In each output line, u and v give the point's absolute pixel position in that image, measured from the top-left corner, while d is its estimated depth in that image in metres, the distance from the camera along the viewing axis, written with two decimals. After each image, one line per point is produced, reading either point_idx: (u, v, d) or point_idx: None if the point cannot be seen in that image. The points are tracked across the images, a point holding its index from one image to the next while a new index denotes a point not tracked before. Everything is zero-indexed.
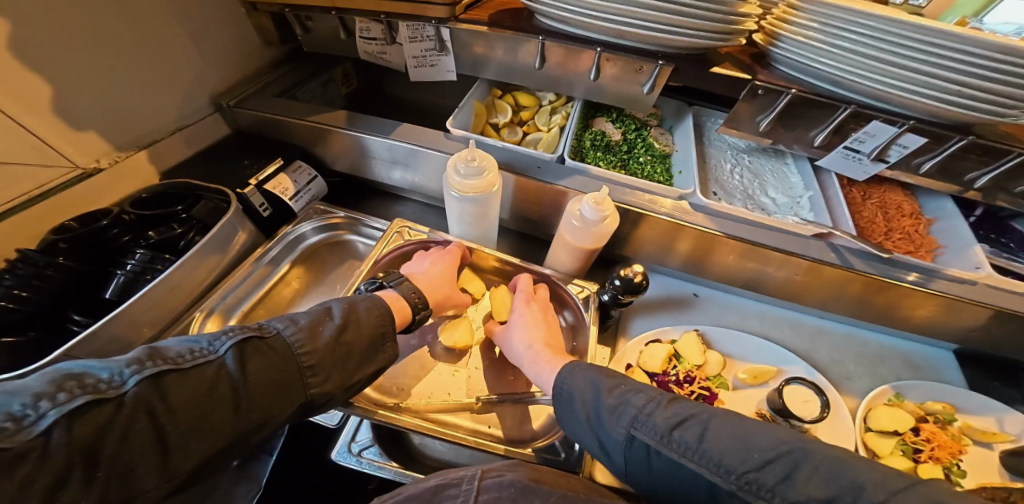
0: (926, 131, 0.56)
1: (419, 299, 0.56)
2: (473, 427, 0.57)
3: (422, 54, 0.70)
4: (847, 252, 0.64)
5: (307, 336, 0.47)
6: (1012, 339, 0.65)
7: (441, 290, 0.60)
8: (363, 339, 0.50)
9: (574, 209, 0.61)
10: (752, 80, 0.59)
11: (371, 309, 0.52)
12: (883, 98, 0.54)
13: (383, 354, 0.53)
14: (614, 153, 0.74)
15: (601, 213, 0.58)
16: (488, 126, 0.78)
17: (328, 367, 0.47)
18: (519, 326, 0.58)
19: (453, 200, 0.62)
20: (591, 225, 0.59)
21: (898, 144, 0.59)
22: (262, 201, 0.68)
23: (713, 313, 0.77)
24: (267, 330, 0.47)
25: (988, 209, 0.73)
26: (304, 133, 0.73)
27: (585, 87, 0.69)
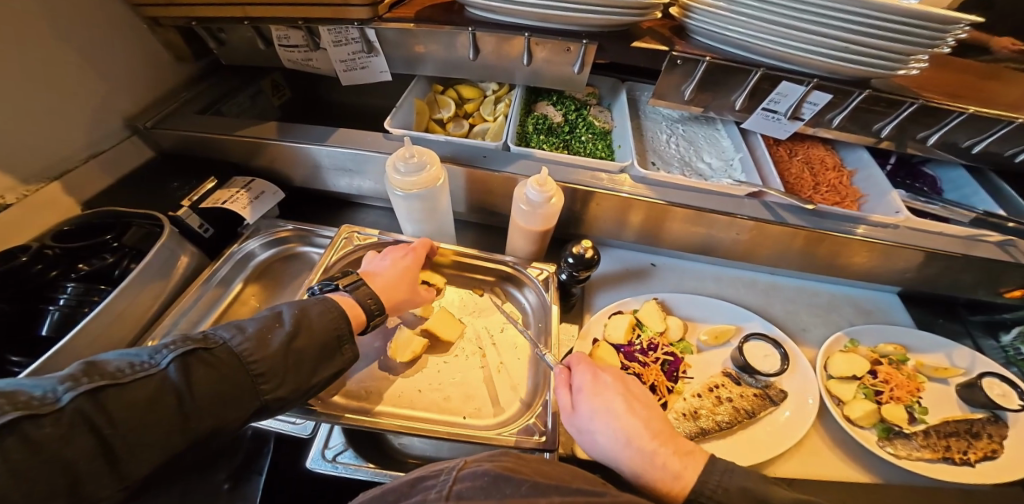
0: (829, 88, 0.61)
1: (374, 303, 0.54)
2: (443, 419, 0.57)
3: (350, 57, 0.69)
4: (778, 208, 0.68)
5: (255, 345, 0.45)
6: (942, 277, 0.71)
7: (398, 292, 0.58)
8: (315, 343, 0.48)
9: (521, 202, 0.62)
10: (670, 51, 0.62)
11: (324, 313, 0.50)
12: (787, 59, 0.58)
13: (342, 357, 0.51)
14: (557, 135, 0.76)
15: (545, 193, 0.59)
16: (431, 122, 0.78)
17: (243, 390, 0.43)
18: (614, 405, 0.48)
19: (397, 198, 0.61)
20: (538, 207, 0.61)
21: (808, 102, 0.64)
22: (202, 222, 0.65)
23: (671, 281, 0.80)
24: (213, 339, 0.44)
25: (902, 157, 0.80)
26: (236, 148, 0.71)
27: (518, 74, 0.71)
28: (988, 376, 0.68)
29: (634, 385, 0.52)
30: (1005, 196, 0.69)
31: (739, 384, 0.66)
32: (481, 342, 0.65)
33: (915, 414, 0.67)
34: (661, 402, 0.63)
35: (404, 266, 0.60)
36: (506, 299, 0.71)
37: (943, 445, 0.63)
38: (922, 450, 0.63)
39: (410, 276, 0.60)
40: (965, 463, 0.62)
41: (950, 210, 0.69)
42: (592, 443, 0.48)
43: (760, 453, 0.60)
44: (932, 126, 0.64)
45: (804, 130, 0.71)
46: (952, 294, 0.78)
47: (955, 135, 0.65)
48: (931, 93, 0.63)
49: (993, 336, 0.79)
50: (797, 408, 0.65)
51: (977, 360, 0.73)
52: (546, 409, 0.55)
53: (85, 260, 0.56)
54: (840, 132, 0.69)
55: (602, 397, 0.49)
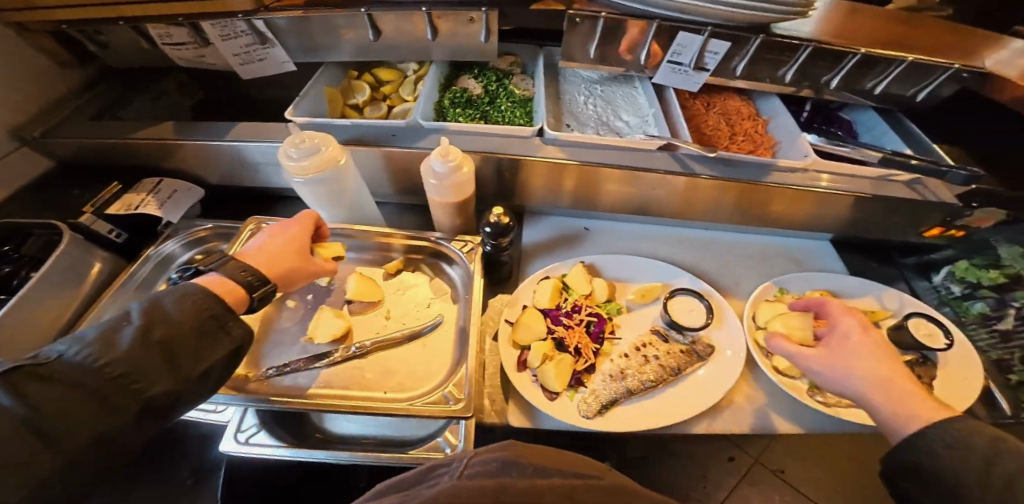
0: (726, 35, 0.60)
1: (251, 274, 0.47)
2: (360, 395, 0.53)
3: (244, 50, 0.68)
4: (688, 159, 0.67)
5: (99, 348, 0.35)
6: (860, 219, 0.71)
7: (284, 263, 0.52)
8: (188, 328, 0.39)
9: (428, 180, 0.61)
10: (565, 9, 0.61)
11: (182, 299, 0.40)
12: (685, 9, 0.56)
13: (229, 338, 0.42)
14: (476, 107, 0.74)
15: (450, 162, 0.58)
16: (346, 109, 0.77)
17: (111, 398, 0.34)
18: (848, 347, 0.51)
19: (299, 185, 0.61)
20: (446, 179, 0.60)
21: (709, 51, 0.63)
22: (111, 228, 0.66)
23: (603, 244, 0.80)
24: (45, 356, 0.35)
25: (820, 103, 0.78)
26: (140, 152, 0.71)
27: (427, 51, 0.70)
28: (915, 317, 0.68)
29: (877, 333, 0.52)
30: (914, 136, 0.68)
31: (667, 341, 0.66)
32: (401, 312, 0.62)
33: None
34: (588, 365, 0.63)
35: (290, 238, 0.54)
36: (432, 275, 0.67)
37: None
38: None
39: (299, 251, 0.54)
40: None
41: (860, 151, 0.65)
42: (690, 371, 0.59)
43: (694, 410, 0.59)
44: (832, 68, 0.62)
45: (717, 80, 0.70)
46: (883, 236, 0.77)
47: (862, 72, 0.62)
48: (834, 32, 0.62)
49: (925, 277, 0.79)
50: (724, 361, 0.64)
51: (907, 301, 0.73)
52: (462, 377, 0.52)
53: None
54: (748, 80, 0.67)
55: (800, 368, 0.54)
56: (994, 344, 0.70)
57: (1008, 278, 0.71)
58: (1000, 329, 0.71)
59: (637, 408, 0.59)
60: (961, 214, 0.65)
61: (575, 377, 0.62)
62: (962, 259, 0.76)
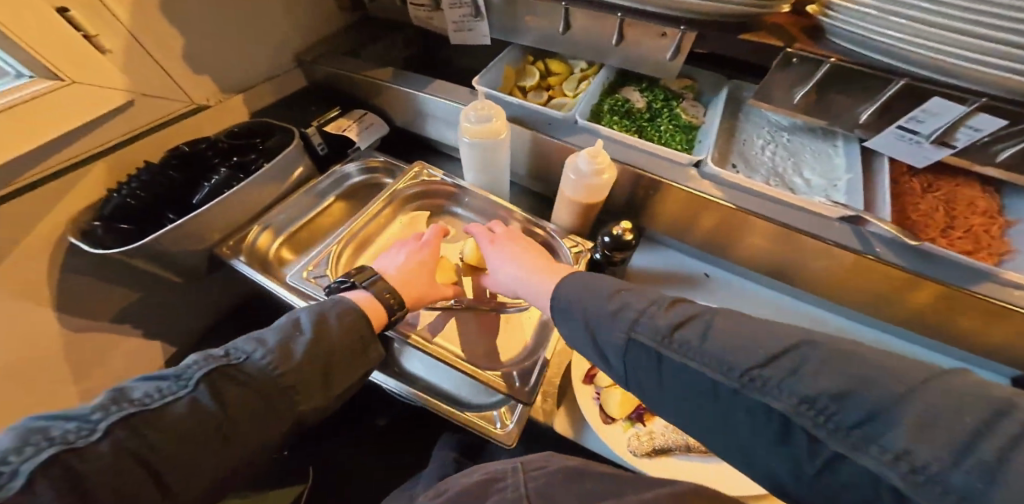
0: (1004, 112, 0.45)
1: (390, 298, 0.54)
2: (449, 348, 0.60)
3: (460, 20, 0.76)
4: (871, 239, 0.57)
5: (280, 357, 0.44)
6: None
7: (415, 289, 0.58)
8: (338, 348, 0.47)
9: (566, 176, 0.61)
10: (785, 47, 0.55)
11: (342, 319, 0.49)
12: (900, 56, 0.47)
13: (360, 362, 0.50)
14: (633, 119, 0.73)
15: (596, 165, 0.58)
16: (515, 89, 0.81)
17: (309, 385, 0.45)
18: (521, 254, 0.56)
19: (464, 147, 0.65)
20: (587, 179, 0.59)
21: (968, 126, 0.49)
22: (321, 142, 0.77)
23: (721, 295, 0.75)
24: (236, 356, 0.44)
25: None
26: (361, 88, 0.83)
27: (610, 53, 0.70)
28: None
29: (586, 285, 0.52)
30: None
31: None
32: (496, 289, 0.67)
33: None
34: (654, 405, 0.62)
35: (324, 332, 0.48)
36: None
37: None
38: None
39: (428, 273, 0.59)
40: None
41: None
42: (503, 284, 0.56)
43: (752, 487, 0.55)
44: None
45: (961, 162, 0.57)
46: None
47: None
48: None
49: None
50: None
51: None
52: (535, 368, 0.57)
53: (238, 153, 0.69)
54: (1004, 169, 0.54)
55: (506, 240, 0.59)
56: None
57: None
58: None
59: (686, 467, 0.57)
60: None
61: (637, 411, 0.62)
62: None
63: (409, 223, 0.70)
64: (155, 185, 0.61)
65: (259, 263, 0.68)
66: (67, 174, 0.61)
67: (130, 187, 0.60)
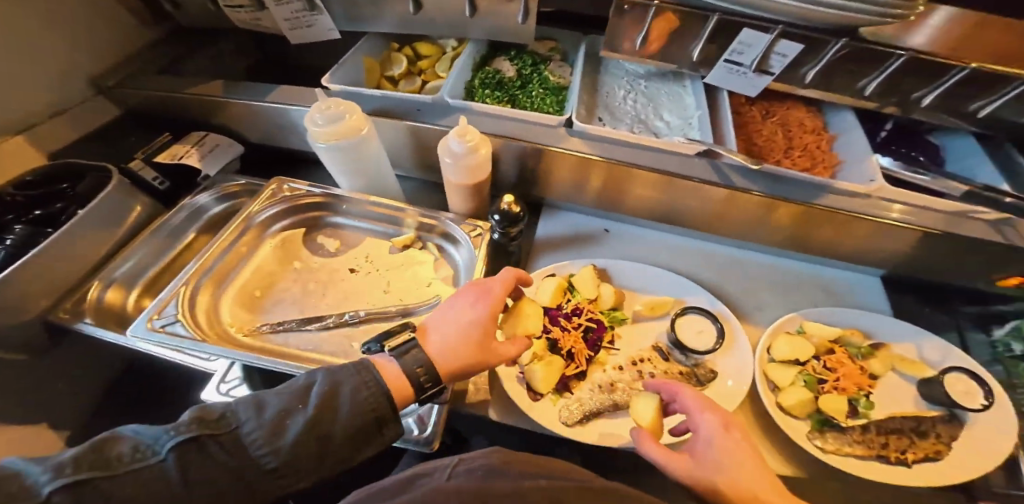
0: (796, 36, 0.53)
1: (426, 377, 0.42)
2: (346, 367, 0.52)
3: (295, 16, 0.67)
4: (729, 171, 0.62)
5: (269, 435, 0.36)
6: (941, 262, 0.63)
7: (460, 358, 0.45)
8: (349, 429, 0.38)
9: (442, 160, 0.59)
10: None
11: (263, 430, 0.36)
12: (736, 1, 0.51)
13: (372, 446, 0.40)
14: (505, 88, 0.71)
15: (467, 143, 0.56)
16: (382, 82, 0.74)
17: (308, 456, 0.36)
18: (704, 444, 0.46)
19: (321, 151, 0.58)
20: (460, 159, 0.57)
21: (776, 52, 0.56)
22: (156, 175, 0.65)
23: (624, 249, 0.78)
24: (227, 425, 0.36)
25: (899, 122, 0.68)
26: (193, 105, 0.72)
27: (467, 26, 0.66)
28: (954, 372, 0.61)
29: (738, 431, 0.46)
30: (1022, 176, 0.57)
31: (664, 360, 0.64)
32: (399, 294, 0.61)
33: (858, 408, 0.60)
34: (577, 370, 0.62)
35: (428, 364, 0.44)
36: (441, 263, 0.65)
37: (879, 442, 0.57)
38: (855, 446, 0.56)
39: (479, 345, 0.45)
40: (900, 463, 0.55)
41: (940, 182, 0.59)
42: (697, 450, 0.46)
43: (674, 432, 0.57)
44: (926, 86, 0.54)
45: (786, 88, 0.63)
46: (947, 282, 0.70)
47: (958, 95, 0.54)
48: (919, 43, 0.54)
49: (984, 330, 0.72)
50: (720, 390, 0.61)
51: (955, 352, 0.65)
52: None
53: (42, 206, 0.58)
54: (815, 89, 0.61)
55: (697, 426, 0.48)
56: None
57: None
58: None
59: (618, 426, 0.58)
60: None
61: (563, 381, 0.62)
62: None
63: (280, 244, 0.63)
64: None
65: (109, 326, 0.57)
66: None
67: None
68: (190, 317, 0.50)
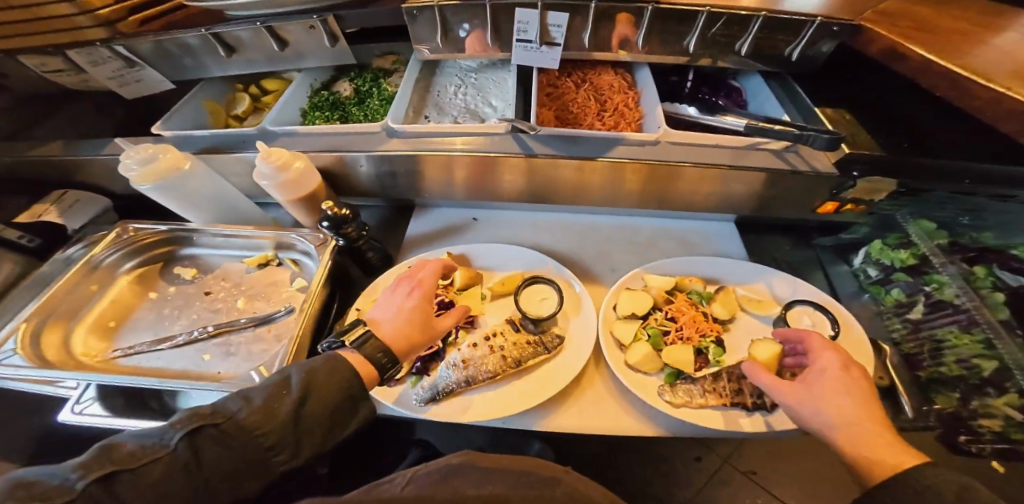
0: (562, 6, 0.57)
1: (385, 356, 0.45)
2: (195, 375, 0.57)
3: (116, 73, 0.70)
4: (534, 140, 0.66)
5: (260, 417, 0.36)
6: (763, 197, 0.66)
7: (415, 331, 0.49)
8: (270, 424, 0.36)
9: (261, 186, 0.63)
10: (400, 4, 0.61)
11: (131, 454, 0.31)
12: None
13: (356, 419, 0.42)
14: (341, 106, 0.76)
15: (273, 162, 0.60)
16: (229, 120, 0.81)
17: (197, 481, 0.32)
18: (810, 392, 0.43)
19: (151, 193, 0.63)
20: (274, 179, 0.62)
21: (552, 24, 0.60)
22: (23, 234, 0.69)
23: (488, 233, 0.82)
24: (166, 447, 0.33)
25: (699, 71, 0.75)
26: (55, 166, 0.77)
27: (283, 62, 0.71)
28: (799, 307, 0.65)
29: (862, 373, 0.43)
30: (798, 98, 0.65)
31: (516, 331, 0.66)
32: (253, 302, 0.66)
33: (707, 356, 0.63)
34: (429, 350, 0.66)
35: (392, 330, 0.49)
36: (298, 273, 0.69)
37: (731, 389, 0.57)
38: (706, 396, 0.57)
39: (425, 313, 0.51)
40: (759, 407, 0.55)
41: (727, 121, 0.63)
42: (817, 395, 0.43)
43: (524, 404, 0.60)
44: (685, 32, 0.59)
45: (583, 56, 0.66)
46: (787, 216, 0.72)
47: None
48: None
49: (846, 261, 0.73)
50: (571, 353, 0.65)
51: (801, 286, 0.69)
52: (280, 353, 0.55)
53: None
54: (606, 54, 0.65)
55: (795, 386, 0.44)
56: (905, 335, 0.62)
57: (917, 259, 0.63)
58: (911, 319, 0.62)
59: (470, 401, 0.62)
60: (845, 185, 0.61)
61: (421, 365, 0.65)
62: (876, 239, 0.68)
63: (137, 279, 0.68)
64: None
65: None
66: None
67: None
68: (28, 348, 0.55)
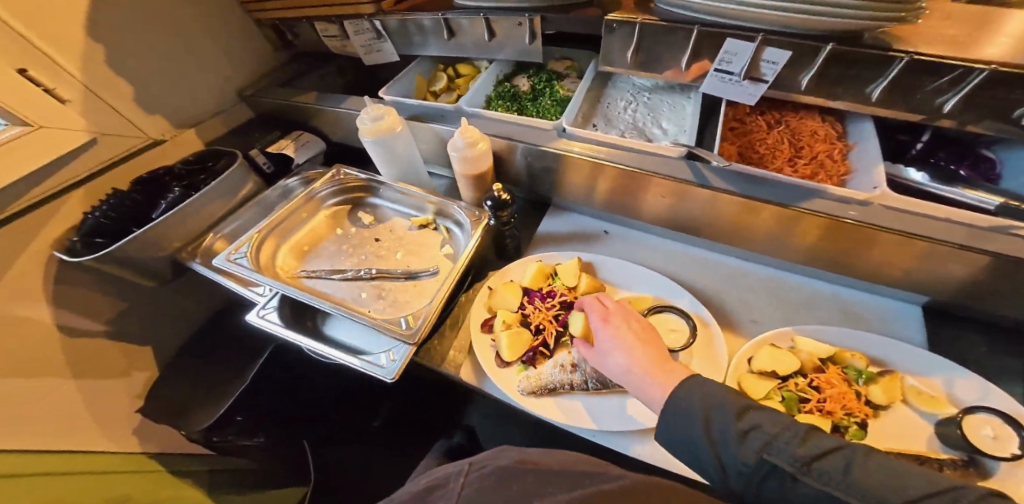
0: (783, 43, 0.54)
1: None
2: (355, 308, 0.67)
3: (367, 42, 0.91)
4: (708, 171, 0.64)
5: None
6: (995, 291, 0.55)
7: None
8: None
9: (449, 154, 0.73)
10: (605, 16, 0.64)
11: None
12: (706, 10, 0.56)
13: None
14: (518, 101, 0.83)
15: (468, 140, 0.69)
16: (427, 94, 0.96)
17: None
18: (615, 347, 0.56)
19: (368, 145, 0.78)
20: (463, 152, 0.70)
21: (765, 60, 0.58)
22: (266, 160, 0.92)
23: (623, 248, 0.83)
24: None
25: (936, 132, 0.65)
26: (300, 111, 0.97)
27: (488, 49, 0.81)
28: (982, 413, 0.52)
29: (633, 319, 0.58)
30: None
31: None
32: (406, 259, 0.76)
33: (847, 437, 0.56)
34: (545, 344, 0.70)
35: None
36: (445, 243, 0.78)
37: None
38: None
39: None
40: None
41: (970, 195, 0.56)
42: (612, 374, 0.56)
43: (618, 422, 0.61)
44: (945, 89, 0.50)
45: (782, 96, 0.63)
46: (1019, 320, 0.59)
47: (984, 98, 0.49)
48: (932, 46, 0.50)
49: None
50: None
51: (992, 393, 0.56)
52: (423, 312, 0.63)
53: (194, 175, 0.84)
54: (847, 101, 0.58)
55: (614, 332, 0.57)
56: None
57: None
58: None
59: (574, 403, 0.64)
60: None
61: (530, 355, 0.69)
62: None
63: (331, 217, 0.82)
64: (126, 207, 0.75)
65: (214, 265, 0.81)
66: (41, 208, 0.72)
67: (102, 209, 0.74)
68: (253, 252, 0.70)
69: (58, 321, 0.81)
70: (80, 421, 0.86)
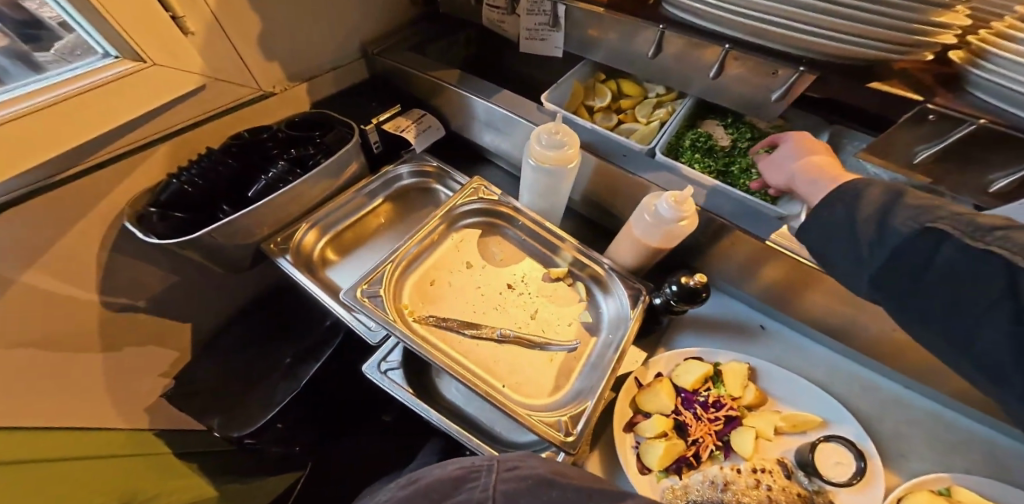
0: None
1: None
2: (485, 380, 0.53)
3: (535, 26, 0.74)
4: None
5: None
6: None
7: None
8: None
9: (643, 206, 0.58)
10: (922, 101, 0.47)
11: None
12: None
13: None
14: (716, 157, 0.66)
15: (680, 212, 0.53)
16: (581, 107, 0.77)
17: None
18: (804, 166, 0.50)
19: (528, 168, 0.63)
20: (666, 223, 0.55)
21: None
22: (377, 139, 0.76)
23: (784, 353, 0.69)
24: None
25: None
26: (424, 87, 0.80)
27: (697, 83, 0.64)
28: None
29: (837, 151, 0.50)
30: None
31: (787, 478, 0.55)
32: (542, 325, 0.61)
33: None
34: (695, 458, 0.58)
35: None
36: (586, 307, 0.64)
37: None
38: None
39: None
40: None
41: None
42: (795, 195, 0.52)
43: None
44: None
45: None
46: None
47: None
48: None
49: None
50: None
51: None
52: (582, 414, 0.50)
53: (296, 146, 0.67)
54: None
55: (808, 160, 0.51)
56: None
57: None
58: None
59: None
60: None
61: (676, 462, 0.57)
62: None
63: (460, 242, 0.67)
64: (217, 177, 0.60)
65: (304, 264, 0.66)
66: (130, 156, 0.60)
67: (188, 174, 0.59)
68: (387, 290, 0.55)
69: (104, 279, 0.67)
70: (99, 389, 0.73)
